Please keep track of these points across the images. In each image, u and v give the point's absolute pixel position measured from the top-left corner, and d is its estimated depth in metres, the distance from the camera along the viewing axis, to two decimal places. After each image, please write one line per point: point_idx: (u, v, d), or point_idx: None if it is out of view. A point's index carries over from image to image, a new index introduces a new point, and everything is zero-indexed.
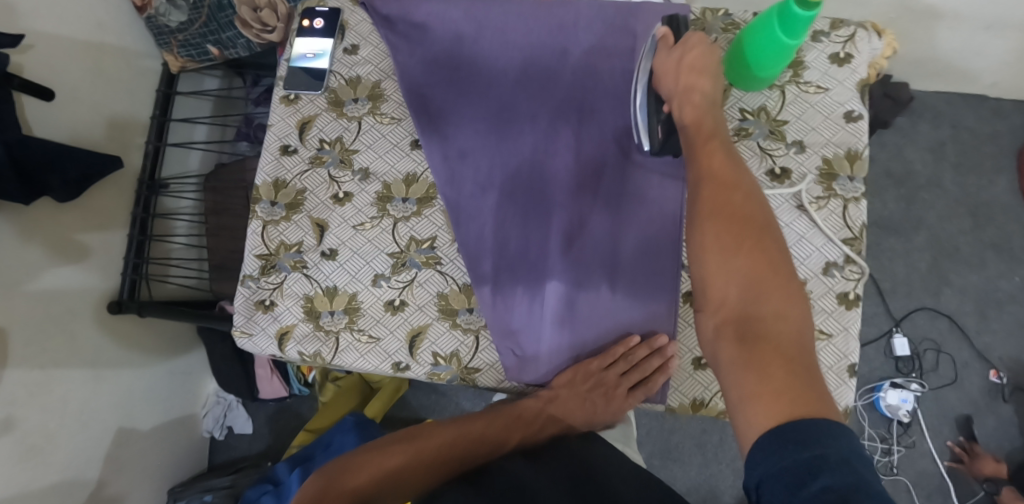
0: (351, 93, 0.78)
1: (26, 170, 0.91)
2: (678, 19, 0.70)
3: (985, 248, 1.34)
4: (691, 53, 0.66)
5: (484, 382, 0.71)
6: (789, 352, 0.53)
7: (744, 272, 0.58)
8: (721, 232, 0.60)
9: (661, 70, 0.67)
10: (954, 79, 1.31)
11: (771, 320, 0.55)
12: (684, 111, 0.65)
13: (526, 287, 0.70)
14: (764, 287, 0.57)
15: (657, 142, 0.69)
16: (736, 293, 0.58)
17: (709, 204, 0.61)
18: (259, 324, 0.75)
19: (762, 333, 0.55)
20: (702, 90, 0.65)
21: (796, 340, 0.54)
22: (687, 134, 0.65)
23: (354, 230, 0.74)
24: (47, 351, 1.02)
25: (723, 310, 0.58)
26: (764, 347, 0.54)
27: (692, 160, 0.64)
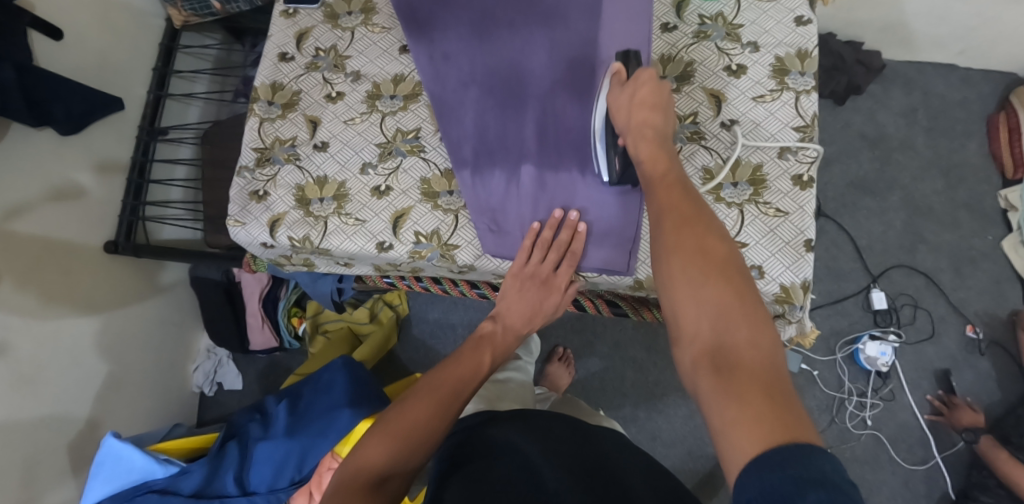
0: (346, 7, 0.85)
1: (35, 98, 0.96)
2: (630, 54, 0.71)
3: (957, 208, 1.40)
4: (643, 88, 0.66)
5: (463, 258, 0.76)
6: (771, 380, 0.47)
7: (714, 303, 0.52)
8: (688, 263, 0.55)
9: (614, 105, 0.67)
10: (923, 46, 1.40)
11: (746, 348, 0.49)
12: (639, 145, 0.64)
13: (503, 168, 0.75)
14: (735, 314, 0.51)
15: (615, 174, 0.70)
16: (706, 326, 0.52)
17: (671, 235, 0.57)
18: (253, 214, 0.80)
19: (739, 360, 0.49)
20: (652, 122, 0.65)
21: (777, 366, 0.49)
22: (644, 166, 0.62)
23: (345, 124, 0.80)
24: (43, 281, 1.06)
25: (697, 345, 0.52)
26: (745, 378, 0.47)
27: (650, 191, 0.61)
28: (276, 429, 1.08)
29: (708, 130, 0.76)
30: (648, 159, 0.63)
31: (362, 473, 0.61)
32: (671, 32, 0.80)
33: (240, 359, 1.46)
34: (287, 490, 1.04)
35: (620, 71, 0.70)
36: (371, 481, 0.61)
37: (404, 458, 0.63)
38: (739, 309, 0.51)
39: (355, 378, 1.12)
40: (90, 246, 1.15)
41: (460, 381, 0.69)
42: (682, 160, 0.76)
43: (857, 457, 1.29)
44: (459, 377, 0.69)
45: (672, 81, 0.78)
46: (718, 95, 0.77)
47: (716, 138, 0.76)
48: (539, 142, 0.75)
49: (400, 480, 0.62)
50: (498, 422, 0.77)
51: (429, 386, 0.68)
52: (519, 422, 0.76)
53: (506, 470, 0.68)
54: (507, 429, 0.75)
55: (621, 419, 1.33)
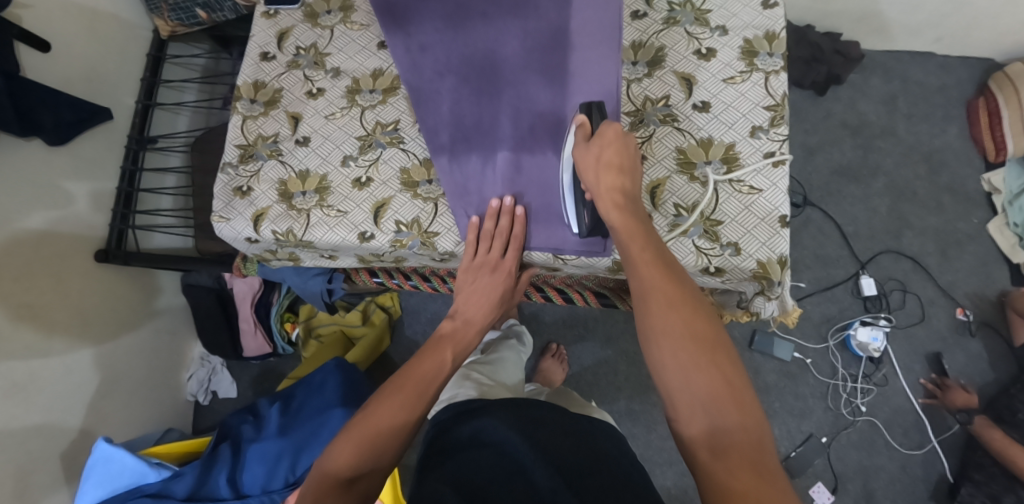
0: (325, 5, 0.86)
1: (24, 109, 0.99)
2: (593, 106, 0.72)
3: (940, 192, 1.41)
4: (608, 149, 0.68)
5: (444, 245, 0.77)
6: (761, 463, 0.53)
7: (702, 389, 0.57)
8: (677, 346, 0.58)
9: (581, 166, 0.68)
10: (899, 35, 1.42)
11: (737, 432, 0.55)
12: (610, 215, 0.67)
13: (479, 155, 0.76)
14: (724, 400, 0.56)
15: (584, 227, 0.72)
16: (697, 411, 0.57)
17: (658, 318, 0.60)
18: (237, 209, 0.81)
19: (734, 445, 0.55)
20: (620, 188, 0.67)
21: (763, 444, 0.55)
22: (622, 239, 0.65)
23: (326, 119, 0.82)
24: (34, 289, 1.07)
25: (694, 428, 0.56)
26: (740, 464, 0.54)
27: (631, 269, 0.64)
28: (268, 429, 1.08)
29: (680, 113, 0.78)
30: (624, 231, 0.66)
31: (328, 479, 0.64)
32: (641, 18, 0.81)
33: (234, 366, 1.47)
34: (281, 492, 1.03)
35: (584, 124, 0.71)
36: (340, 483, 0.63)
37: (374, 458, 0.65)
38: (727, 395, 0.56)
39: (349, 379, 1.13)
40: (82, 255, 1.17)
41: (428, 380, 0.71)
42: (655, 143, 0.77)
43: (853, 443, 1.29)
44: (425, 373, 0.71)
45: (644, 66, 0.80)
46: (689, 78, 0.79)
47: (688, 119, 0.78)
48: (515, 131, 0.76)
49: (369, 477, 0.65)
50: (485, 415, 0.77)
51: (398, 384, 0.69)
52: (511, 411, 0.77)
53: (495, 462, 0.70)
54: (496, 415, 0.76)
55: (615, 412, 1.33)
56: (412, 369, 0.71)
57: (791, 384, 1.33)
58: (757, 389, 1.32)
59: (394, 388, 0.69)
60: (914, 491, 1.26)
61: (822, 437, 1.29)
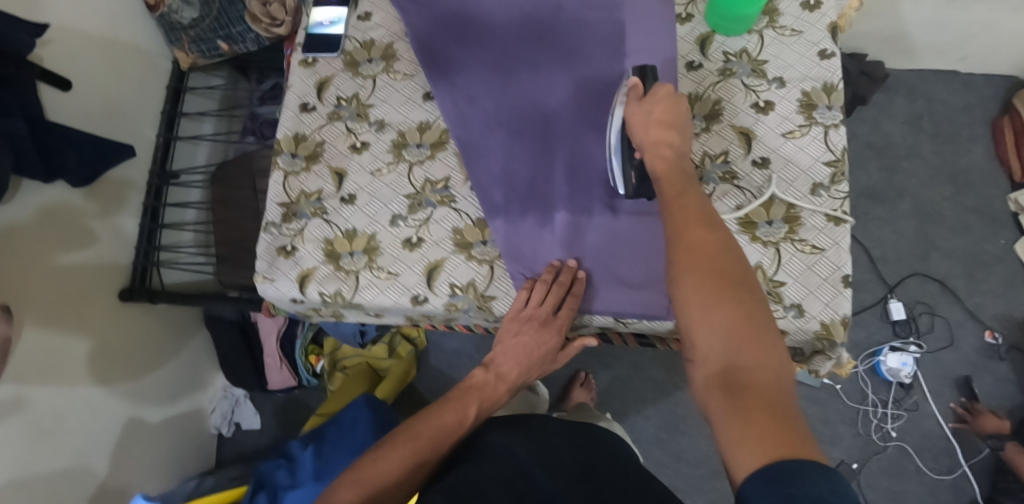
0: (366, 54, 0.84)
1: (47, 150, 0.95)
2: (648, 69, 0.70)
3: (967, 213, 1.40)
4: (659, 106, 0.65)
5: (501, 309, 0.75)
6: (778, 403, 0.50)
7: (723, 326, 0.54)
8: (700, 282, 0.55)
9: (630, 122, 0.66)
10: (924, 55, 1.40)
11: (755, 370, 0.52)
12: (654, 163, 0.64)
13: (535, 212, 0.74)
14: (744, 340, 0.53)
15: (631, 186, 0.70)
16: (716, 348, 0.53)
17: (684, 259, 0.57)
18: (281, 269, 0.79)
19: (751, 383, 0.51)
20: (667, 140, 0.64)
21: (780, 386, 0.51)
22: (662, 184, 0.62)
23: (372, 175, 0.79)
24: (58, 333, 1.04)
25: (710, 367, 0.53)
26: (755, 402, 0.50)
27: (669, 213, 0.60)
28: (303, 476, 1.06)
29: (740, 169, 0.77)
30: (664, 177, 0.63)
31: None
32: (696, 70, 0.80)
33: (256, 397, 1.46)
34: None
35: (637, 85, 0.67)
36: None
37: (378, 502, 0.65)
38: (748, 334, 0.53)
39: (381, 418, 1.11)
40: (105, 294, 1.14)
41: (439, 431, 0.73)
42: (715, 201, 0.76)
43: (883, 469, 1.29)
44: (441, 424, 0.73)
45: (701, 120, 0.79)
46: (748, 133, 0.78)
47: (748, 177, 0.77)
48: (571, 185, 0.75)
49: None
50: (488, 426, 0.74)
51: (407, 432, 0.72)
52: (509, 424, 0.73)
53: (497, 467, 0.67)
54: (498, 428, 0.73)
55: (644, 441, 1.32)
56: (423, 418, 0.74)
57: (820, 411, 1.32)
58: None
59: (402, 435, 0.71)
60: None
61: (852, 463, 1.30)
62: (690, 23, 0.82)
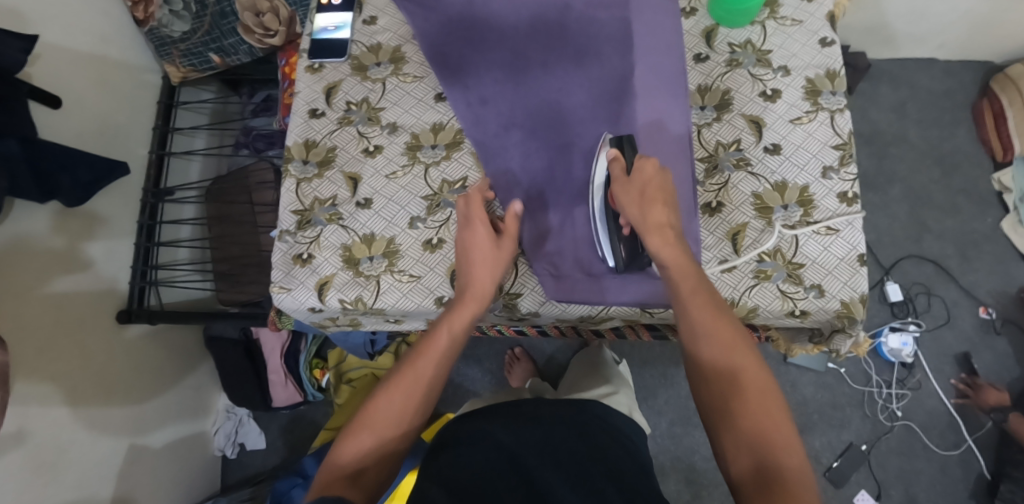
0: (374, 58, 0.85)
1: (42, 171, 0.93)
2: (624, 139, 0.71)
3: (955, 194, 1.44)
4: (650, 183, 0.67)
5: (527, 305, 0.78)
6: (805, 499, 0.50)
7: (750, 429, 0.55)
8: (718, 380, 0.58)
9: (623, 199, 0.67)
10: (905, 44, 1.43)
11: (785, 472, 0.52)
12: (658, 250, 0.65)
13: (556, 209, 0.76)
14: (768, 440, 0.55)
15: (621, 260, 0.71)
16: (742, 450, 0.55)
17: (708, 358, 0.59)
18: (298, 278, 0.77)
19: (781, 481, 0.52)
20: (666, 222, 0.66)
21: (806, 481, 0.52)
22: (674, 278, 0.64)
23: (387, 179, 0.80)
24: (57, 361, 1.01)
25: (741, 467, 0.54)
26: (785, 502, 0.50)
27: (682, 309, 0.63)
28: None
29: (753, 156, 0.78)
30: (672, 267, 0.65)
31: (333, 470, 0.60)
32: (704, 62, 0.82)
33: (261, 416, 1.43)
34: None
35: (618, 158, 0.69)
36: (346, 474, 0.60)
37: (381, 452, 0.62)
38: (769, 433, 0.55)
39: None
40: (104, 319, 1.11)
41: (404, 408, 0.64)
42: (731, 188, 0.77)
43: (892, 449, 1.31)
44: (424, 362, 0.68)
45: (712, 110, 0.80)
46: (757, 120, 0.79)
47: (761, 163, 0.77)
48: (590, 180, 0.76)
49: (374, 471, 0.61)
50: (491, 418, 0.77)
51: (366, 419, 0.63)
52: (511, 417, 0.77)
53: (496, 450, 0.71)
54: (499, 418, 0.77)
55: (658, 436, 1.32)
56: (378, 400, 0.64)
57: (828, 396, 1.34)
58: (795, 403, 1.34)
59: (361, 423, 0.63)
60: (955, 491, 1.28)
61: (862, 445, 1.31)
62: (694, 17, 0.83)
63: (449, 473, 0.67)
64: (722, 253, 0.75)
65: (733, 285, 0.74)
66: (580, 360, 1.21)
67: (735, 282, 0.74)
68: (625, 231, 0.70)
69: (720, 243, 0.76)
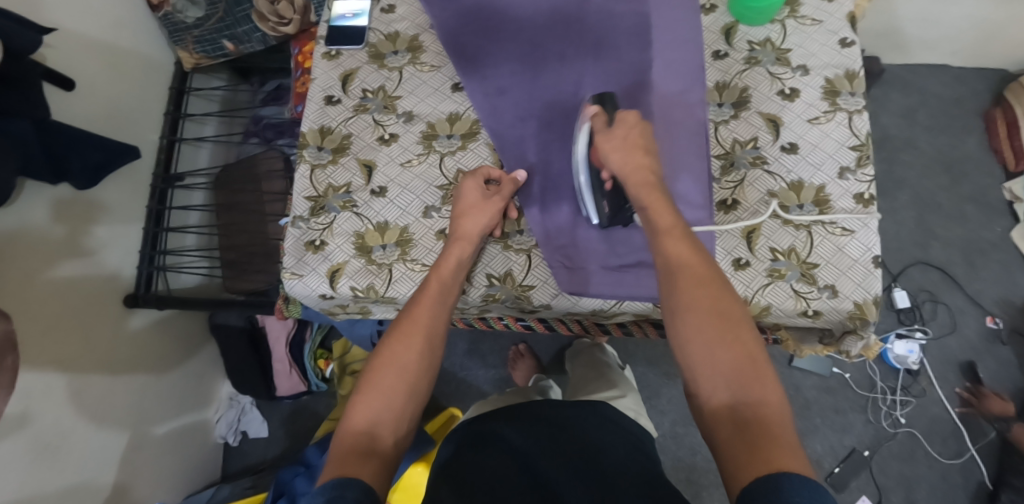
0: (391, 46, 0.85)
1: (53, 152, 0.93)
2: (605, 96, 0.73)
3: (964, 202, 1.43)
4: (633, 131, 0.69)
5: (539, 298, 0.77)
6: (780, 431, 0.52)
7: (726, 365, 0.56)
8: (699, 318, 0.59)
9: (606, 146, 0.68)
10: (917, 50, 1.43)
11: (761, 405, 0.54)
12: (639, 194, 0.66)
13: (571, 201, 0.76)
14: (745, 377, 0.55)
15: (605, 215, 0.73)
16: (720, 382, 0.56)
17: (685, 295, 0.60)
18: (310, 265, 0.77)
19: (755, 413, 0.53)
20: (647, 168, 0.67)
21: (783, 416, 0.53)
22: (652, 219, 0.65)
23: (402, 167, 0.79)
24: (62, 344, 1.00)
25: (716, 400, 0.55)
26: (760, 437, 0.51)
27: (659, 249, 0.63)
28: None
29: (769, 155, 0.77)
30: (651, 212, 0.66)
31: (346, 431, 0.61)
32: (723, 58, 0.81)
33: (263, 405, 1.43)
34: None
35: (598, 114, 0.71)
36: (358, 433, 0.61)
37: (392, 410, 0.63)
38: (751, 373, 0.55)
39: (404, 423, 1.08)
40: (111, 303, 1.11)
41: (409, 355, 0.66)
42: (747, 187, 0.76)
43: (895, 455, 1.31)
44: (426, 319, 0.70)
45: (729, 107, 0.80)
46: (775, 119, 0.78)
47: (777, 162, 0.77)
48: None
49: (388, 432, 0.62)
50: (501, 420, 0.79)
51: (371, 376, 0.65)
52: (519, 419, 0.79)
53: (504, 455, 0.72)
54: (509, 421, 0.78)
55: (661, 436, 1.32)
56: (385, 355, 0.65)
57: (832, 400, 1.34)
58: (798, 407, 1.33)
59: (369, 380, 0.64)
60: (956, 499, 1.28)
61: (864, 450, 1.31)
62: (714, 14, 0.83)
63: (462, 479, 0.68)
64: (737, 250, 0.75)
65: (747, 283, 0.74)
66: (582, 361, 1.20)
67: (750, 280, 0.73)
68: (608, 184, 0.71)
69: (735, 241, 0.75)
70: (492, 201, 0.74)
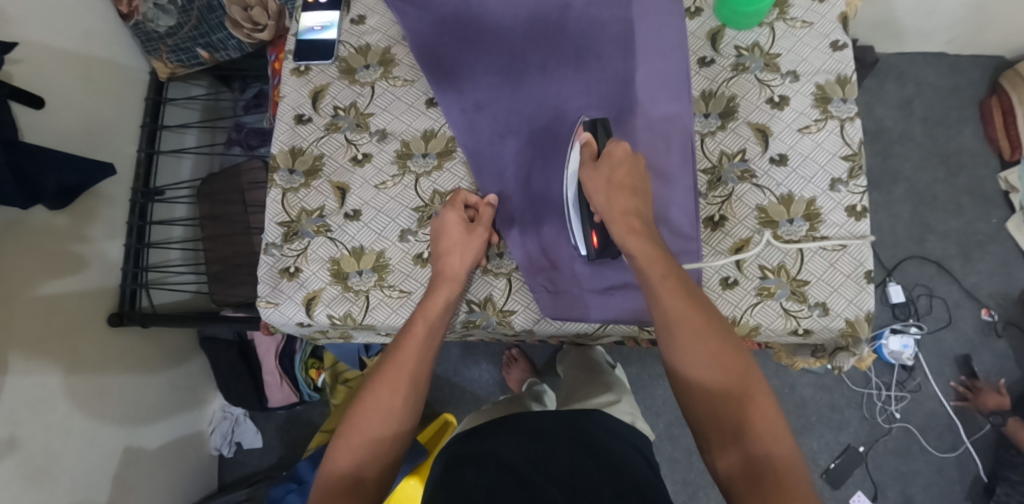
0: (362, 60, 0.82)
1: (24, 174, 0.89)
2: (598, 124, 0.71)
3: (960, 194, 1.41)
4: (619, 170, 0.67)
5: (520, 323, 0.75)
6: (796, 486, 0.52)
7: (734, 418, 0.56)
8: (706, 375, 0.58)
9: (590, 188, 0.66)
10: (913, 39, 1.39)
11: (772, 457, 0.54)
12: (627, 239, 0.64)
13: (551, 223, 0.74)
14: (752, 427, 0.56)
15: (592, 249, 0.70)
16: (729, 443, 0.56)
17: (685, 347, 0.59)
18: (286, 292, 0.75)
19: (768, 465, 0.54)
20: (632, 210, 0.66)
21: (796, 467, 0.54)
22: (643, 266, 0.63)
23: (376, 189, 0.77)
24: (48, 366, 0.98)
25: (728, 458, 0.56)
26: (778, 491, 0.52)
27: (653, 295, 0.62)
28: None
29: (758, 168, 0.75)
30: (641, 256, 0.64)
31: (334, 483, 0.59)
32: (709, 65, 0.78)
33: (257, 415, 1.43)
34: None
35: (590, 142, 0.70)
36: (347, 488, 0.59)
37: (376, 459, 0.61)
38: (759, 423, 0.56)
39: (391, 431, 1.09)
40: (95, 322, 1.09)
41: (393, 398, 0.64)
42: (736, 201, 0.74)
43: (890, 450, 1.30)
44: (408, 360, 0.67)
45: (716, 118, 0.77)
46: (764, 129, 0.75)
47: (767, 175, 0.74)
48: None
49: (375, 481, 0.60)
50: (493, 438, 0.77)
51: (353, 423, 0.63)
52: (512, 437, 0.76)
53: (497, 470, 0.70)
54: (502, 439, 0.76)
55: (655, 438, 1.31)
56: (367, 401, 0.63)
57: (827, 396, 1.33)
58: (793, 405, 1.32)
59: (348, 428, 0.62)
60: (952, 493, 1.28)
61: (860, 446, 1.31)
62: (699, 18, 0.80)
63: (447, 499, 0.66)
64: (725, 268, 0.73)
65: (735, 304, 0.72)
66: (572, 363, 1.16)
67: (738, 300, 0.71)
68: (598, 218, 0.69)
69: (723, 259, 0.73)
70: (477, 233, 0.72)
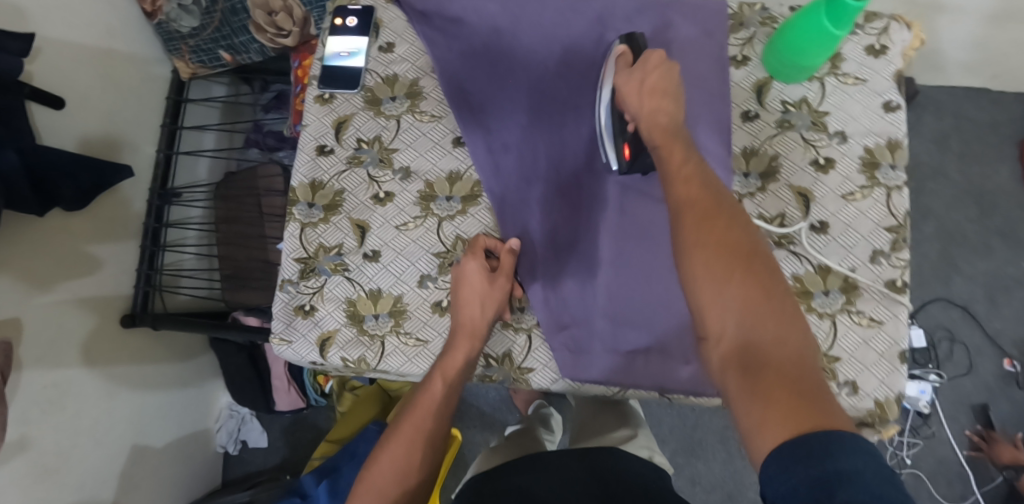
0: (389, 91, 0.79)
1: (40, 178, 0.87)
2: (634, 38, 0.70)
3: (991, 235, 1.36)
4: (652, 74, 0.64)
5: (538, 381, 0.73)
6: (803, 383, 0.46)
7: (738, 301, 0.50)
8: (710, 259, 0.52)
9: (624, 90, 0.65)
10: (957, 72, 1.34)
11: (777, 345, 0.49)
12: (652, 134, 0.61)
13: (576, 276, 0.71)
14: (759, 312, 0.50)
15: (624, 163, 0.68)
16: (730, 330, 0.50)
17: (691, 228, 0.54)
18: (300, 330, 0.74)
19: (766, 354, 0.48)
20: (663, 109, 0.62)
21: (804, 361, 0.48)
22: (662, 155, 0.59)
23: (397, 230, 0.75)
24: (60, 368, 0.98)
25: (725, 344, 0.50)
26: (780, 380, 0.47)
27: (669, 180, 0.58)
28: None
29: (799, 234, 0.71)
30: (661, 147, 0.60)
31: None
32: (752, 120, 0.74)
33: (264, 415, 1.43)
34: None
35: (625, 53, 0.68)
36: None
37: None
38: (766, 307, 0.50)
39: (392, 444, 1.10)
40: (108, 322, 1.08)
41: (406, 456, 0.65)
42: None
43: None
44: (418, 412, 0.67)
45: (756, 178, 0.73)
46: (806, 194, 0.72)
47: (807, 243, 0.71)
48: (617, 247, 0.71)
49: None
50: (513, 473, 0.77)
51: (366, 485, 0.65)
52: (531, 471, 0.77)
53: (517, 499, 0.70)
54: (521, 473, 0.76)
55: None
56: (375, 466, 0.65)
57: None
58: None
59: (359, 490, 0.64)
60: None
61: None
62: (746, 66, 0.76)
63: None
64: None
65: None
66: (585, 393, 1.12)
67: None
68: (630, 130, 0.66)
69: None
70: (498, 284, 0.70)
